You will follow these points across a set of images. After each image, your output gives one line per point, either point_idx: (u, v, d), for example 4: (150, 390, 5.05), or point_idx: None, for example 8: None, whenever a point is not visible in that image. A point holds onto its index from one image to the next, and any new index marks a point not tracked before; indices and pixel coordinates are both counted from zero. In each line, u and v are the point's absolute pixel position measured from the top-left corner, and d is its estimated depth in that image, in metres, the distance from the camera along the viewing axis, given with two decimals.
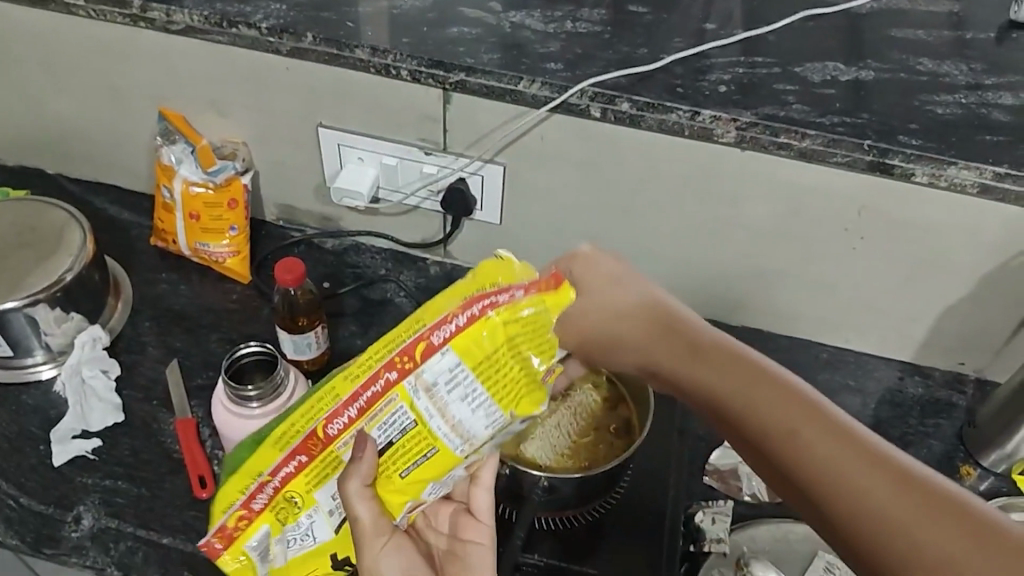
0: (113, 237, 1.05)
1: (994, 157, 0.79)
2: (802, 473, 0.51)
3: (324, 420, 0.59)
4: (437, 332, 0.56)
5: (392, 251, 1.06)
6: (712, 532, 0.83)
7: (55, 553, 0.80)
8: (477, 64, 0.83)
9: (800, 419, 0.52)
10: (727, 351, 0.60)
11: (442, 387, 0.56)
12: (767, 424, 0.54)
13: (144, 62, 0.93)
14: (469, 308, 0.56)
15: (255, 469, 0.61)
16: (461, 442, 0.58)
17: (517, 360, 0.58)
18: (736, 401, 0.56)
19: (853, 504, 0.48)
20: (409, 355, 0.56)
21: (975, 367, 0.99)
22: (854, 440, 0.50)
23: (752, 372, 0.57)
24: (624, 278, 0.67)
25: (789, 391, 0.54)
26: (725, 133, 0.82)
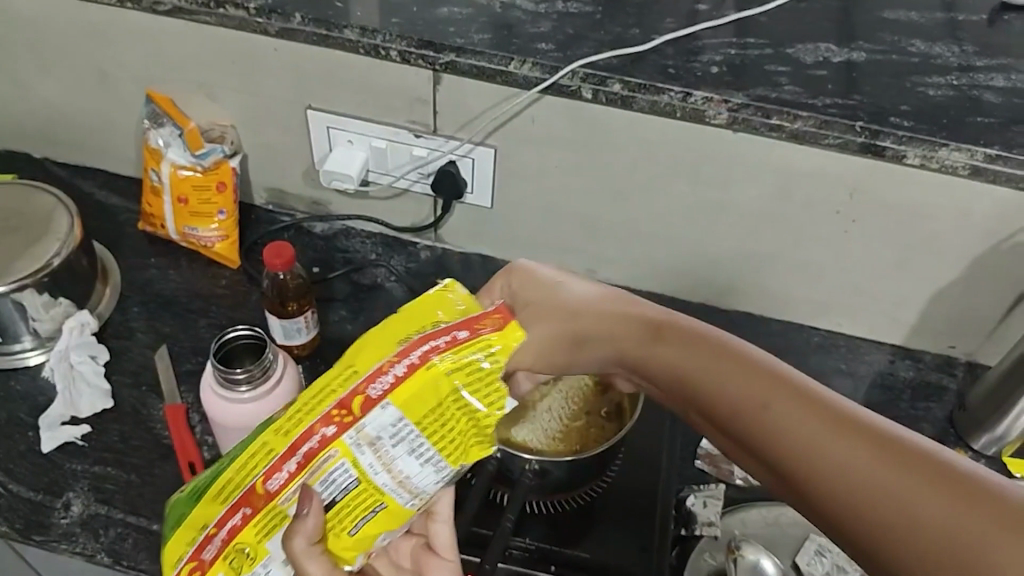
0: (102, 221, 1.04)
1: (986, 139, 0.78)
2: (775, 451, 0.47)
3: (263, 474, 0.52)
4: (374, 384, 0.52)
5: (382, 235, 1.05)
6: (704, 515, 0.80)
7: (44, 540, 0.80)
8: (467, 44, 0.81)
9: (769, 392, 0.48)
10: (688, 330, 0.56)
11: (386, 440, 0.52)
12: (736, 403, 0.50)
13: (130, 45, 0.91)
14: (408, 357, 0.53)
15: (200, 521, 0.54)
16: (409, 495, 0.54)
17: (465, 410, 0.54)
18: (701, 382, 0.53)
19: (830, 476, 0.43)
20: (346, 409, 0.52)
21: (966, 351, 0.98)
22: (828, 409, 0.46)
23: (717, 349, 0.53)
24: (566, 282, 0.64)
25: (757, 366, 0.51)
26: (717, 114, 0.80)
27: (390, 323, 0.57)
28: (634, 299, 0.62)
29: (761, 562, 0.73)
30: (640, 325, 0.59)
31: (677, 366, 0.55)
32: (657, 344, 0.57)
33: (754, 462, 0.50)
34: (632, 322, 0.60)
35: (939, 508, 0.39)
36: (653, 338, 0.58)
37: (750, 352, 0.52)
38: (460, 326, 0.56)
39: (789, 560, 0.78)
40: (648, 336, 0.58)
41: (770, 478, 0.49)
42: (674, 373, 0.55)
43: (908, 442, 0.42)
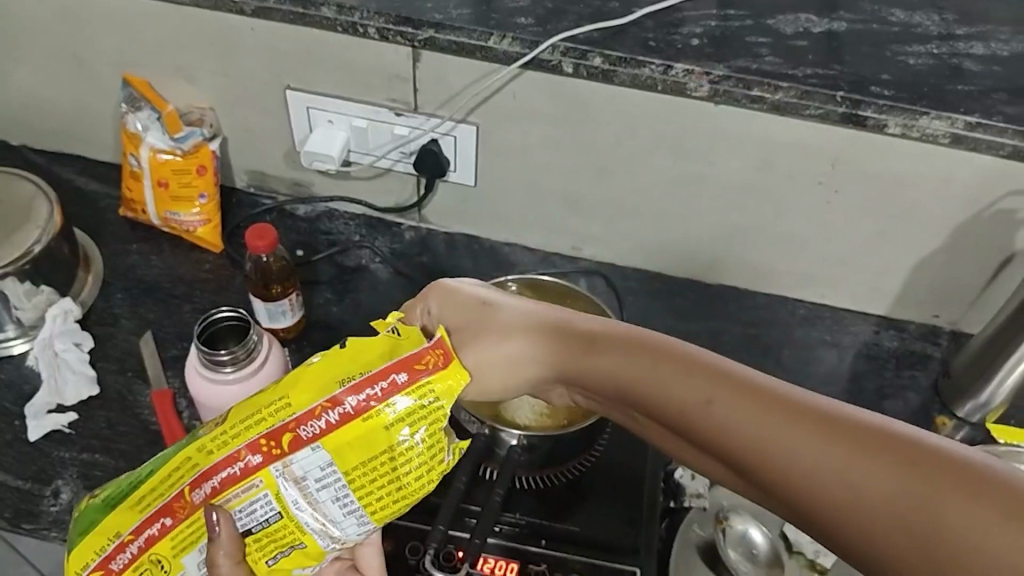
0: (82, 208, 1.03)
1: (966, 107, 0.78)
2: (727, 449, 0.46)
3: (189, 484, 0.55)
4: (307, 425, 0.53)
5: (365, 216, 1.04)
6: (692, 487, 0.82)
7: (34, 528, 0.80)
8: (446, 20, 0.81)
9: (711, 391, 0.47)
10: (618, 333, 0.54)
11: (310, 482, 0.53)
12: (679, 405, 0.48)
13: (103, 28, 0.90)
14: (342, 405, 0.53)
15: (112, 529, 0.57)
16: (329, 540, 0.55)
17: (392, 467, 0.53)
18: (643, 383, 0.51)
19: (782, 465, 0.43)
20: (276, 442, 0.53)
21: (949, 320, 0.98)
22: (772, 402, 0.45)
23: (651, 350, 0.52)
24: (496, 298, 0.60)
25: (694, 366, 0.49)
26: (699, 86, 0.80)
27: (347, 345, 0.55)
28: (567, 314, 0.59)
29: (750, 531, 0.77)
30: (573, 336, 0.56)
31: (615, 371, 0.53)
32: (591, 352, 0.55)
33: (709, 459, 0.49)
34: (563, 336, 0.57)
35: (891, 482, 0.39)
36: (586, 344, 0.55)
37: (683, 353, 0.50)
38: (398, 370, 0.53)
39: (777, 530, 0.78)
40: (582, 345, 0.55)
41: (728, 475, 0.48)
42: (613, 378, 0.53)
43: (855, 423, 0.42)
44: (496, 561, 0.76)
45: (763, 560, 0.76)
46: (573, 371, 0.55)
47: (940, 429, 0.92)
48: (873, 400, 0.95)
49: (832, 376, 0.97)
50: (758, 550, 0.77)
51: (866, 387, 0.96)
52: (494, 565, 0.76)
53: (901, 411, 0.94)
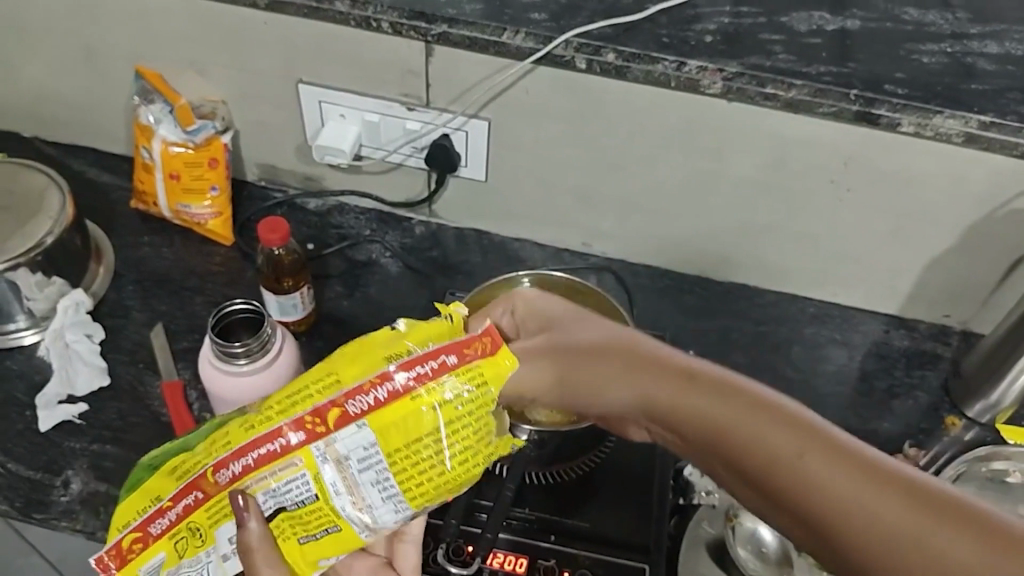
0: (95, 200, 1.04)
1: (980, 106, 0.78)
2: (798, 507, 0.37)
3: (225, 457, 0.54)
4: (353, 401, 0.52)
5: (376, 211, 1.05)
6: (701, 485, 0.82)
7: (45, 517, 0.80)
8: (460, 15, 0.80)
9: (797, 438, 0.37)
10: (679, 360, 0.45)
11: (353, 462, 0.52)
12: (753, 446, 0.38)
13: (117, 20, 0.90)
14: (391, 382, 0.52)
15: (153, 494, 0.58)
16: (364, 527, 0.54)
17: (436, 450, 0.52)
18: (701, 419, 0.41)
19: (849, 525, 0.35)
20: (320, 420, 0.52)
21: (960, 320, 0.98)
22: (879, 471, 0.35)
23: (714, 384, 0.41)
24: (565, 318, 0.54)
25: (770, 406, 0.39)
26: (712, 83, 0.80)
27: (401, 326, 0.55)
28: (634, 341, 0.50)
29: (760, 529, 0.77)
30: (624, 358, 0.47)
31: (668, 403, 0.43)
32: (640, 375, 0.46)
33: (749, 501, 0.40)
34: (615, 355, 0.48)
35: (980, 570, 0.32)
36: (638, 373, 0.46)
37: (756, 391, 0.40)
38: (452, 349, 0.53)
39: None
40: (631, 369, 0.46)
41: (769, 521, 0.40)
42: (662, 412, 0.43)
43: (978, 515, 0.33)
44: (505, 556, 0.77)
45: (772, 558, 0.76)
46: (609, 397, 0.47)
47: (949, 429, 0.92)
48: (883, 399, 0.95)
49: (841, 374, 0.97)
50: (767, 548, 0.76)
51: (877, 386, 0.96)
52: (503, 560, 0.76)
53: (911, 410, 0.94)
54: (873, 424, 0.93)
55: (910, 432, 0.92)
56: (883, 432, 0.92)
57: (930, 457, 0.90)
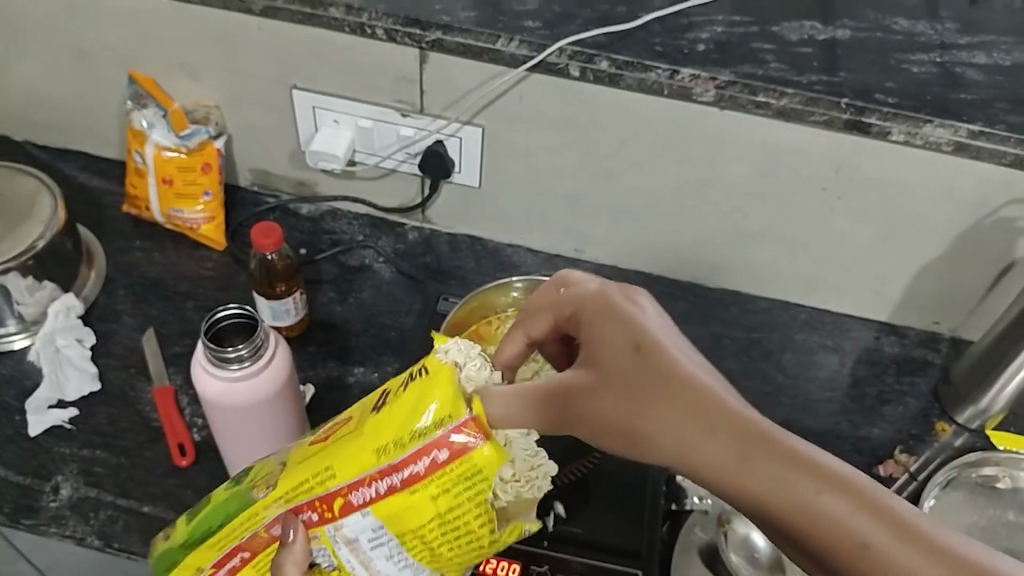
0: (86, 205, 1.03)
1: (969, 115, 0.79)
2: None
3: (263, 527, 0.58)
4: (358, 491, 0.53)
5: (369, 216, 1.04)
6: (693, 489, 0.82)
7: (34, 524, 0.80)
8: (454, 22, 0.81)
9: (890, 537, 0.34)
10: (765, 424, 0.39)
11: (364, 545, 0.54)
12: (822, 529, 0.35)
13: (112, 24, 0.90)
14: (388, 475, 0.52)
15: (196, 563, 0.63)
16: None
17: (441, 531, 0.52)
18: (761, 494, 0.37)
19: None
20: (331, 505, 0.54)
21: (949, 326, 0.99)
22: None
23: (787, 456, 0.37)
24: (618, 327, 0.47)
25: (846, 487, 0.36)
26: (705, 91, 0.81)
27: (400, 406, 0.53)
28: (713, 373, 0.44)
29: (752, 535, 0.78)
30: (710, 419, 0.40)
31: (758, 494, 0.37)
32: (712, 440, 0.39)
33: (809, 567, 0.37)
34: (702, 412, 0.40)
35: None
36: (729, 442, 0.38)
37: (816, 452, 0.38)
38: (437, 440, 0.50)
39: None
40: (721, 443, 0.39)
41: None
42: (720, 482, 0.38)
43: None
44: (498, 561, 0.76)
45: (764, 564, 0.78)
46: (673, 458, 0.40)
47: (940, 435, 0.93)
48: (874, 406, 0.95)
49: (832, 381, 0.97)
50: (760, 554, 0.78)
51: (867, 392, 0.96)
52: (497, 566, 0.76)
53: (901, 417, 0.94)
54: (863, 431, 0.93)
55: (900, 438, 0.93)
56: (874, 439, 0.93)
57: (920, 463, 0.91)
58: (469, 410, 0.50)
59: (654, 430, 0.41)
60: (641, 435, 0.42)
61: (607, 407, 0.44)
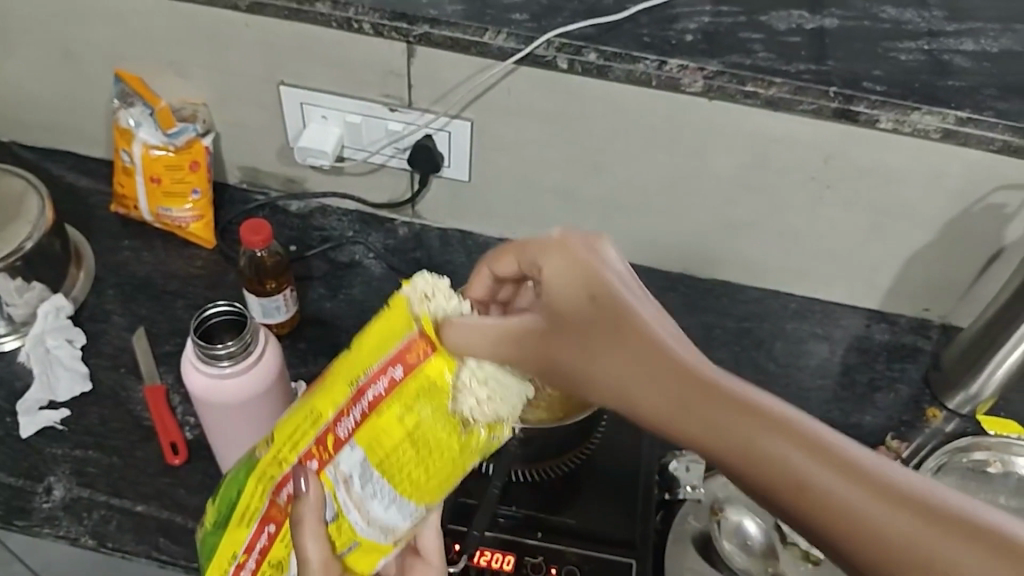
0: (74, 204, 1.03)
1: (956, 102, 0.79)
2: (817, 524, 0.37)
3: (270, 493, 0.57)
4: (341, 423, 0.53)
5: (358, 212, 1.04)
6: (686, 480, 0.81)
7: (27, 525, 0.80)
8: (441, 15, 0.80)
9: (832, 473, 0.37)
10: (715, 374, 0.42)
11: (358, 481, 0.53)
12: (768, 471, 0.38)
13: (97, 23, 0.90)
14: (360, 400, 0.53)
15: (228, 552, 0.60)
16: (380, 534, 0.56)
17: (414, 450, 0.52)
18: (710, 438, 0.40)
19: (892, 558, 0.35)
20: (323, 447, 0.54)
21: (939, 313, 0.99)
22: (928, 502, 0.35)
23: (737, 406, 0.40)
24: (560, 266, 0.48)
25: (794, 429, 0.38)
26: (693, 82, 0.80)
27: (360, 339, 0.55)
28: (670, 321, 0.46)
29: (745, 523, 0.78)
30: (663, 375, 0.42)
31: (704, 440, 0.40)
32: (664, 394, 0.42)
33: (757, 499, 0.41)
34: (655, 367, 0.43)
35: None
36: (673, 390, 0.42)
37: (766, 398, 0.40)
38: (393, 358, 0.52)
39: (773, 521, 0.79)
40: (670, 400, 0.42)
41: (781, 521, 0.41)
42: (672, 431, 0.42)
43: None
44: (492, 554, 0.76)
45: (757, 552, 0.78)
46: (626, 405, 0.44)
47: (930, 421, 0.93)
48: (865, 393, 0.96)
49: (824, 370, 0.97)
50: (752, 541, 0.78)
51: (858, 380, 0.97)
52: (491, 558, 0.76)
53: (892, 405, 0.95)
54: (855, 419, 0.94)
55: (891, 425, 0.93)
56: (866, 426, 0.93)
57: (911, 450, 0.91)
58: (417, 323, 0.52)
59: (610, 383, 0.44)
60: (596, 384, 0.45)
61: (569, 366, 0.46)
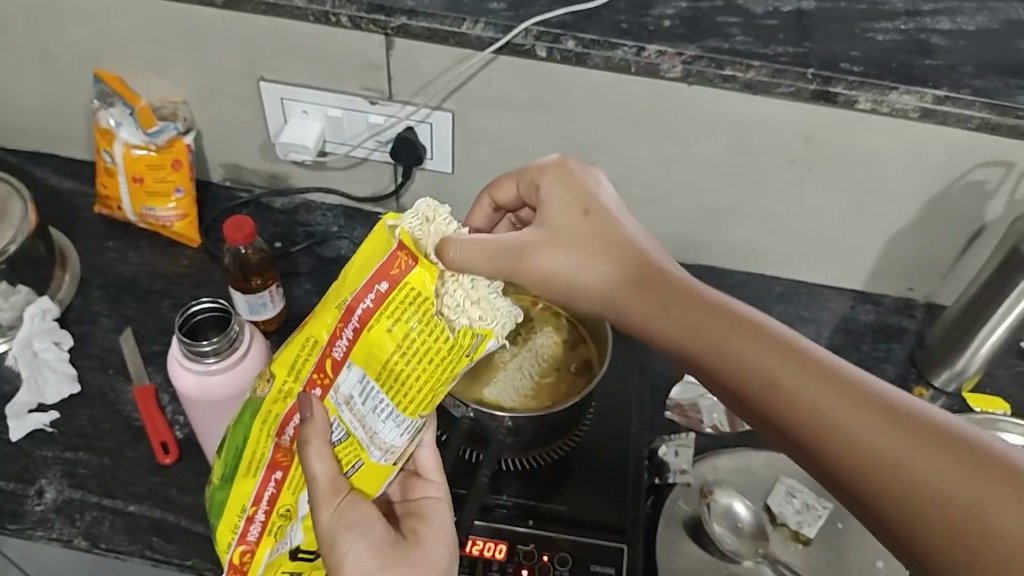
0: (56, 207, 1.02)
1: (934, 81, 0.79)
2: (788, 418, 0.48)
3: (275, 433, 0.62)
4: (335, 347, 0.58)
5: (343, 207, 1.04)
6: (676, 463, 0.85)
7: (19, 528, 0.79)
8: (418, 6, 0.80)
9: (817, 383, 0.47)
10: (696, 288, 0.54)
11: (358, 400, 0.58)
12: (744, 374, 0.49)
13: (74, 23, 0.89)
14: (349, 321, 0.57)
15: (239, 505, 0.65)
16: (382, 452, 0.60)
17: (406, 359, 0.55)
18: (693, 344, 0.52)
19: (840, 441, 0.45)
20: (323, 372, 0.59)
21: (923, 292, 1.00)
22: (902, 416, 0.45)
23: (729, 317, 0.51)
24: (569, 201, 0.60)
25: (789, 347, 0.49)
26: (671, 67, 0.80)
27: (348, 270, 0.59)
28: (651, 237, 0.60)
29: (734, 505, 0.80)
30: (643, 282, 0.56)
31: (682, 343, 0.53)
32: (653, 306, 0.55)
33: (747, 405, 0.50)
34: (641, 279, 0.56)
35: (959, 485, 0.42)
36: (656, 301, 0.55)
37: (743, 310, 0.52)
38: (376, 275, 0.55)
39: (761, 503, 0.83)
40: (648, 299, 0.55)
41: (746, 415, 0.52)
42: (656, 331, 0.54)
43: (975, 443, 0.43)
44: (484, 543, 0.76)
45: (748, 533, 0.78)
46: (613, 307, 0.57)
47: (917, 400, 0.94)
48: None
49: None
50: (742, 524, 0.79)
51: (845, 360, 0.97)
52: (483, 547, 0.76)
53: None
54: None
55: None
56: None
57: None
58: (396, 240, 0.55)
59: (598, 289, 0.57)
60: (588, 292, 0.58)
61: (563, 272, 0.58)
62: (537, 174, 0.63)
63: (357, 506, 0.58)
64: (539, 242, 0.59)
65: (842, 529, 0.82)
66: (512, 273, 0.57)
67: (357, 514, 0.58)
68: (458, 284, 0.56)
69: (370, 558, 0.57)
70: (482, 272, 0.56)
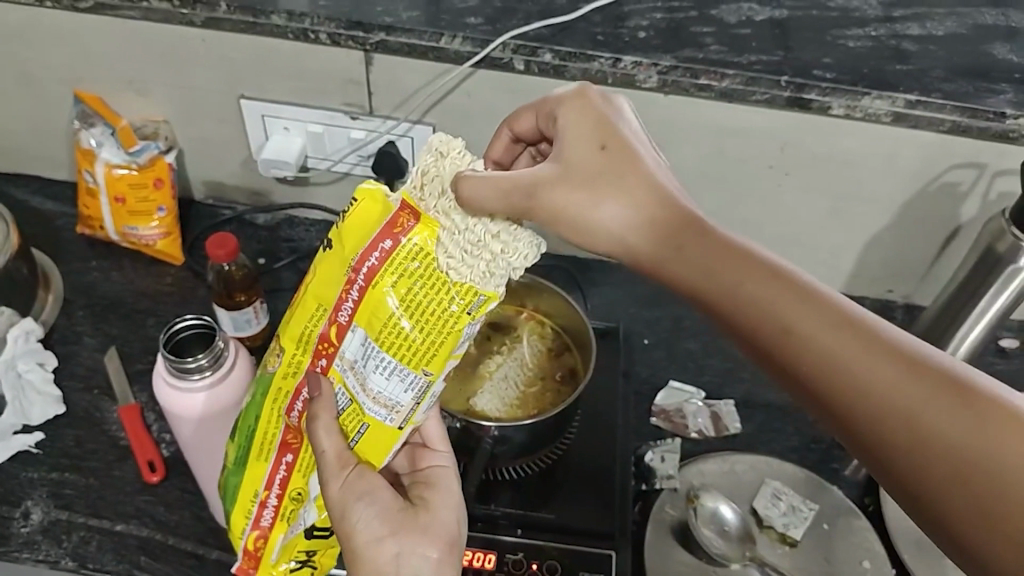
0: (38, 227, 1.02)
1: (904, 86, 0.80)
2: (800, 361, 0.48)
3: (284, 411, 0.62)
4: (341, 313, 0.58)
5: (327, 221, 1.05)
6: (662, 470, 0.86)
7: (5, 551, 0.79)
8: (397, 22, 0.81)
9: (830, 330, 0.47)
10: (709, 228, 0.54)
11: (361, 363, 0.58)
12: (756, 320, 0.49)
13: (54, 45, 0.90)
14: (353, 284, 0.57)
15: (251, 491, 0.65)
16: (387, 414, 0.59)
17: (406, 316, 0.55)
18: (703, 288, 0.52)
19: (851, 383, 0.46)
20: (327, 341, 0.59)
21: (902, 294, 1.02)
22: (912, 362, 0.46)
23: (741, 263, 0.51)
24: (587, 134, 0.58)
25: (803, 292, 0.49)
26: (648, 78, 0.82)
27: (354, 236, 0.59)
28: (671, 176, 0.58)
29: (721, 509, 0.81)
30: (661, 227, 0.55)
31: (691, 286, 0.53)
32: (664, 246, 0.54)
33: (759, 349, 0.50)
34: (653, 216, 0.55)
35: (967, 430, 0.43)
36: (668, 244, 0.54)
37: (752, 253, 0.52)
38: (377, 237, 0.56)
39: (747, 506, 0.83)
40: (666, 244, 0.54)
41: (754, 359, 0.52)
42: (664, 273, 0.54)
43: (983, 389, 0.44)
44: (473, 552, 0.77)
45: (734, 536, 0.80)
46: (623, 244, 0.56)
47: None
48: None
49: None
50: (728, 527, 0.80)
51: None
52: (472, 557, 0.76)
53: None
54: None
55: None
56: None
57: None
58: (398, 200, 0.56)
59: (608, 226, 0.56)
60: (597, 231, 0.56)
61: (575, 212, 0.56)
62: (556, 106, 0.60)
63: (364, 477, 0.58)
64: (552, 177, 0.56)
65: (828, 529, 0.82)
66: (523, 211, 0.55)
67: (366, 484, 0.58)
68: (456, 236, 0.54)
69: (380, 525, 0.58)
70: (493, 210, 0.54)
